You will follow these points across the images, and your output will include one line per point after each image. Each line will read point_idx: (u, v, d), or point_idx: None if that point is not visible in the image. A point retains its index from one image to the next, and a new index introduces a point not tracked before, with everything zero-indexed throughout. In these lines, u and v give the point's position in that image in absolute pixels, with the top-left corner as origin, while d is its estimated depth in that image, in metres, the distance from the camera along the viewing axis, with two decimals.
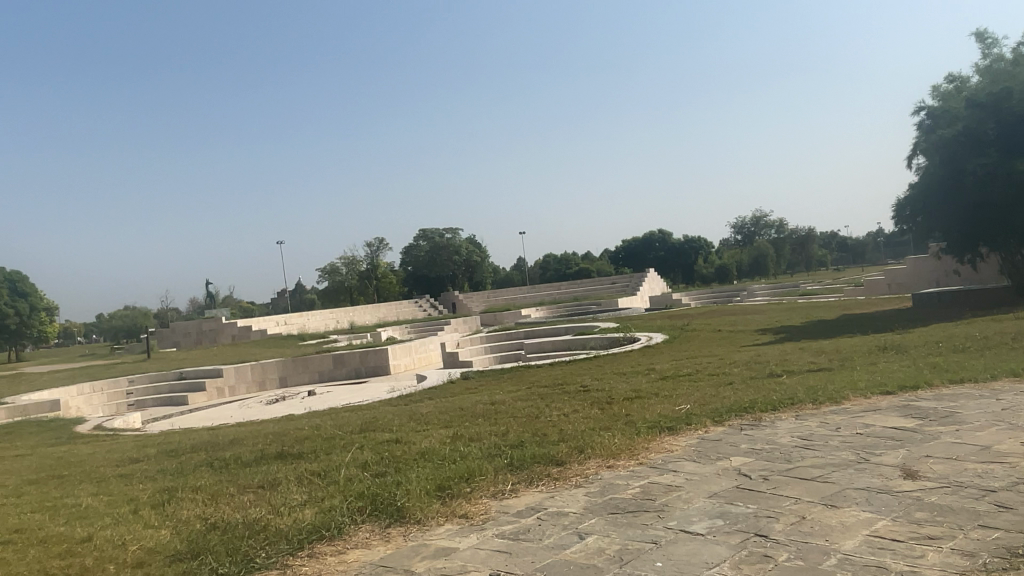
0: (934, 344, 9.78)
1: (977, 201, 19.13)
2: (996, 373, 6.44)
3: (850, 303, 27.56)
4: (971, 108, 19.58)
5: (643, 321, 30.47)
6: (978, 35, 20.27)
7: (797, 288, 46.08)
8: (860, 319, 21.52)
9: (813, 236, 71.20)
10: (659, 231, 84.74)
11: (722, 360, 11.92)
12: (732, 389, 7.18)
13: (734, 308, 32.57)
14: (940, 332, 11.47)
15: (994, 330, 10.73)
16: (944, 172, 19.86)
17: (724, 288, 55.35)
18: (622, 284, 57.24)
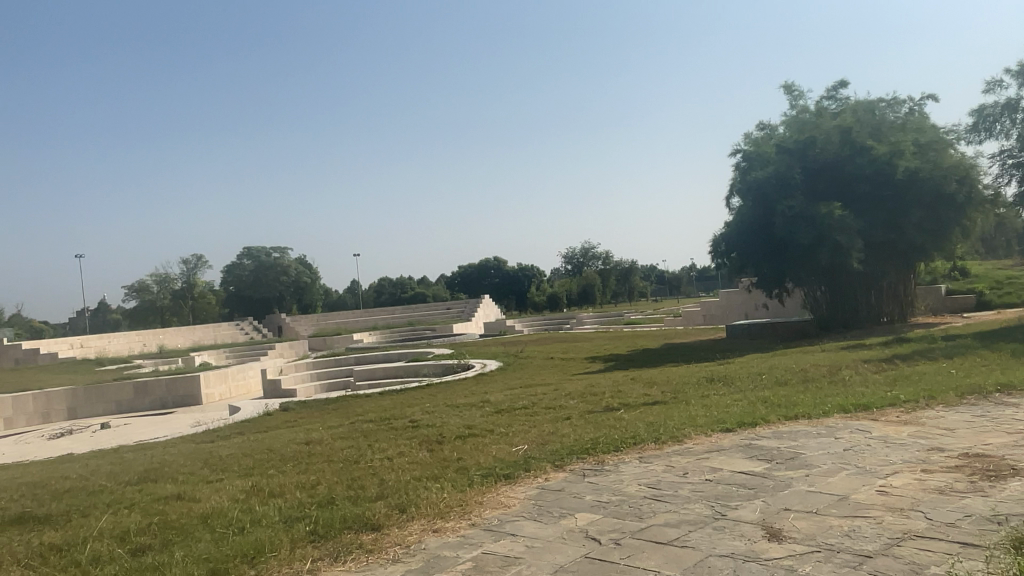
0: (759, 375, 9.95)
1: (785, 240, 20.57)
2: (827, 409, 6.39)
3: (672, 333, 28.84)
4: (781, 153, 21.18)
5: (477, 348, 30.10)
6: (787, 87, 22.07)
7: (622, 317, 48.06)
8: (683, 348, 22.41)
9: (636, 268, 75.19)
10: (493, 258, 85.90)
11: (556, 390, 11.53)
12: (571, 426, 6.66)
13: (565, 337, 33.12)
14: (759, 364, 11.85)
15: (807, 362, 11.22)
16: (756, 212, 21.23)
17: (555, 316, 56.78)
18: (457, 310, 56.98)
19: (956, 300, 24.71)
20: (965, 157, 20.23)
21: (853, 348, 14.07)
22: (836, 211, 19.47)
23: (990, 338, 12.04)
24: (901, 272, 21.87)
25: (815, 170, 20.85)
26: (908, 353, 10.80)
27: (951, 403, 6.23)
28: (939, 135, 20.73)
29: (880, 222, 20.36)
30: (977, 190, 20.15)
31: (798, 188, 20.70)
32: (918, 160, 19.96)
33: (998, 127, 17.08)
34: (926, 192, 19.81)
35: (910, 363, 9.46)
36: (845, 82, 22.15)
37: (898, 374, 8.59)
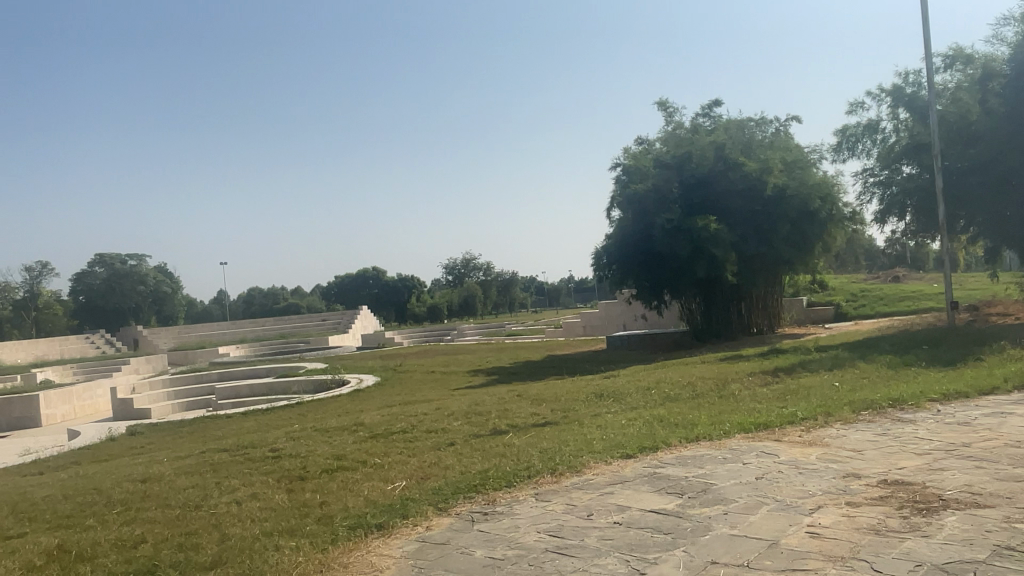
0: (648, 390, 9.59)
1: (663, 253, 20.76)
2: (727, 429, 5.98)
3: (553, 345, 28.72)
4: (658, 168, 21.41)
5: (353, 362, 28.72)
6: (662, 104, 22.43)
7: (503, 328, 47.88)
8: (566, 360, 22.21)
9: (516, 280, 75.49)
10: (372, 268, 83.85)
11: (437, 408, 10.73)
12: (455, 455, 5.92)
13: (446, 349, 32.34)
14: (645, 378, 11.58)
15: (693, 375, 11.04)
16: (636, 225, 21.29)
17: (436, 327, 55.94)
18: (333, 321, 54.88)
19: (818, 311, 26.02)
20: (827, 176, 21.30)
21: (732, 359, 14.20)
22: (711, 224, 19.86)
23: (860, 349, 12.41)
24: (769, 286, 22.69)
25: (691, 186, 21.24)
26: (788, 365, 10.85)
27: (851, 421, 6.00)
28: (803, 155, 21.75)
29: (751, 236, 20.99)
30: (837, 208, 21.25)
31: (675, 202, 20.99)
32: (786, 178, 20.80)
33: (860, 147, 18.06)
34: (793, 208, 20.64)
35: (794, 376, 9.42)
36: (718, 101, 22.84)
37: (787, 388, 8.44)
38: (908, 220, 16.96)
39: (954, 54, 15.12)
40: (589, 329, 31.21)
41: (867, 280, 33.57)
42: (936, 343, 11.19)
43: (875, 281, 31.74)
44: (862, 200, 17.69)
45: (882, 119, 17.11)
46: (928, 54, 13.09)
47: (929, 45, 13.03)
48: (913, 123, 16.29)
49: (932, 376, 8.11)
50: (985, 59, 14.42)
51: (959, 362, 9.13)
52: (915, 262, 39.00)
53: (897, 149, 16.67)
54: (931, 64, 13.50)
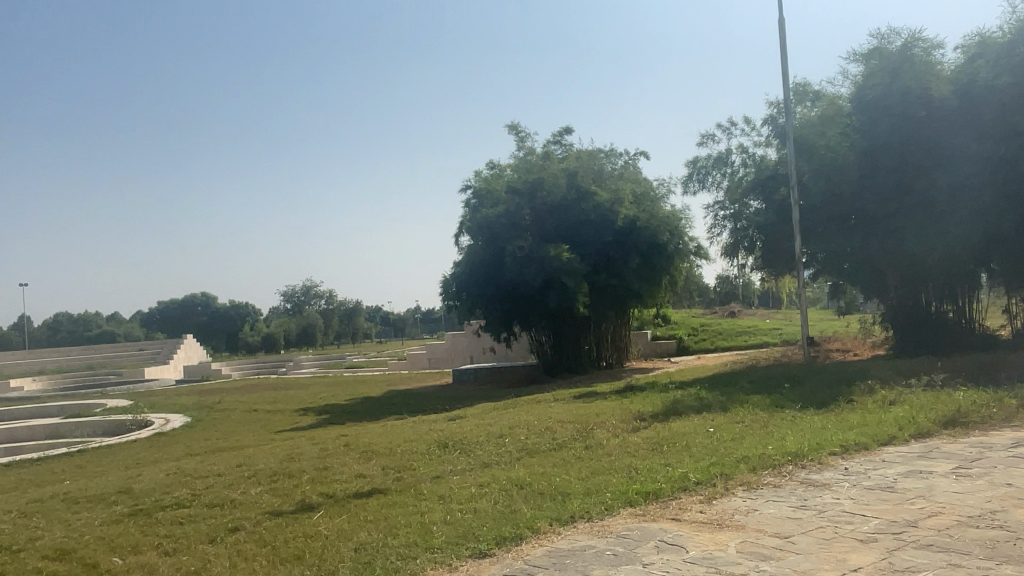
0: (501, 438, 8.10)
1: (513, 282, 19.57)
2: (609, 502, 4.58)
3: (395, 379, 26.78)
4: (510, 193, 20.24)
5: (163, 399, 25.16)
6: (514, 127, 21.40)
7: (343, 360, 45.09)
8: (409, 395, 20.42)
9: (360, 308, 72.26)
10: (200, 292, 77.44)
11: (242, 463, 8.62)
12: (230, 557, 4.10)
13: (279, 383, 29.47)
14: (494, 421, 10.13)
15: (547, 418, 9.72)
16: (486, 252, 19.91)
17: (270, 358, 51.95)
18: (150, 350, 49.35)
19: (662, 345, 25.99)
20: (675, 209, 21.16)
21: (587, 397, 13.15)
22: (564, 254, 18.97)
23: (719, 386, 11.74)
24: (618, 319, 22.14)
25: (542, 213, 20.27)
26: (650, 405, 9.84)
27: (755, 487, 4.81)
28: (652, 189, 21.47)
29: (601, 268, 20.35)
30: (683, 242, 21.12)
31: (527, 230, 19.94)
32: (636, 210, 20.39)
33: (711, 179, 17.97)
34: (644, 240, 20.33)
35: (662, 420, 8.33)
36: (569, 129, 22.16)
37: (660, 437, 7.27)
38: (755, 255, 16.80)
39: (801, 88, 15.06)
40: (434, 361, 29.85)
41: (707, 314, 34.55)
42: (796, 382, 10.65)
43: (713, 316, 32.59)
44: (712, 233, 17.49)
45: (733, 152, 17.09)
46: (783, 84, 12.87)
47: (785, 75, 12.83)
48: (766, 160, 16.50)
49: (814, 422, 7.28)
50: (829, 94, 14.36)
51: (831, 404, 8.44)
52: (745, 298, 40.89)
53: (745, 183, 16.68)
54: (786, 95, 13.46)
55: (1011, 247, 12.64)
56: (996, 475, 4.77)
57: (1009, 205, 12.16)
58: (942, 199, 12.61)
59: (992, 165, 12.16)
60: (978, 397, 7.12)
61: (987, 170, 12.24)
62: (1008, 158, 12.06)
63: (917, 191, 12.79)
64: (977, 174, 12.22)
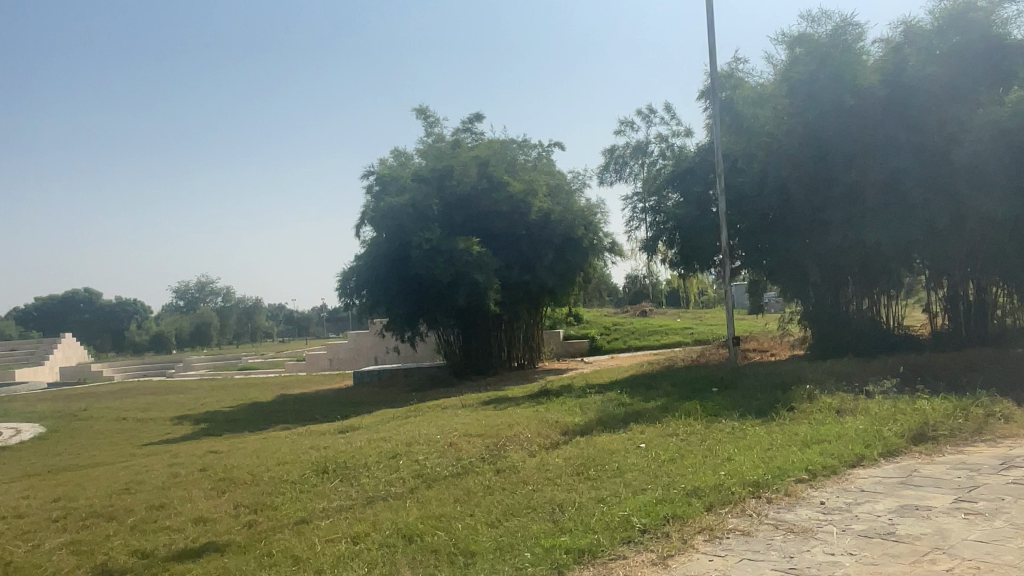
0: (395, 460, 6.70)
1: (419, 277, 18.06)
2: (529, 568, 3.30)
3: (292, 381, 24.82)
4: (416, 181, 18.64)
5: (22, 406, 22.29)
6: (421, 110, 19.88)
7: (239, 361, 42.38)
8: (303, 400, 18.68)
9: (260, 307, 68.75)
10: (83, 288, 71.82)
11: (66, 493, 6.86)
12: None
13: (161, 386, 26.93)
14: (390, 434, 8.72)
15: (452, 429, 8.38)
16: (390, 244, 18.22)
17: (158, 359, 48.34)
18: (21, 350, 44.95)
19: (574, 344, 25.14)
20: (590, 203, 20.20)
21: (498, 403, 11.92)
22: (474, 246, 17.62)
23: (640, 390, 10.77)
24: (532, 318, 21.04)
25: (451, 204, 18.80)
26: (569, 414, 8.68)
27: (721, 535, 3.64)
28: (566, 181, 20.37)
29: (513, 263, 19.17)
30: (598, 238, 20.18)
31: (435, 222, 18.35)
32: (550, 203, 19.31)
33: (628, 170, 17.09)
34: (558, 235, 19.28)
35: (585, 434, 7.15)
36: (480, 116, 20.80)
37: (584, 457, 6.05)
38: (674, 251, 15.97)
39: (725, 74, 14.29)
40: (335, 362, 28.08)
41: (618, 313, 34.15)
42: (725, 385, 9.78)
43: (624, 315, 32.06)
44: (630, 227, 16.56)
45: (651, 141, 16.23)
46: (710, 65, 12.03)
47: (711, 57, 12.00)
48: (685, 152, 15.75)
49: (762, 437, 6.26)
50: (754, 81, 13.64)
51: (771, 413, 7.50)
52: (653, 297, 40.80)
53: (664, 176, 15.85)
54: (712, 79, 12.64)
55: (938, 244, 12.14)
56: (1012, 513, 3.78)
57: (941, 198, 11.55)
58: (871, 193, 12.02)
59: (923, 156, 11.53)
60: (940, 408, 6.28)
61: (918, 161, 11.60)
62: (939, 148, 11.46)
63: (847, 182, 12.15)
64: (907, 165, 11.59)
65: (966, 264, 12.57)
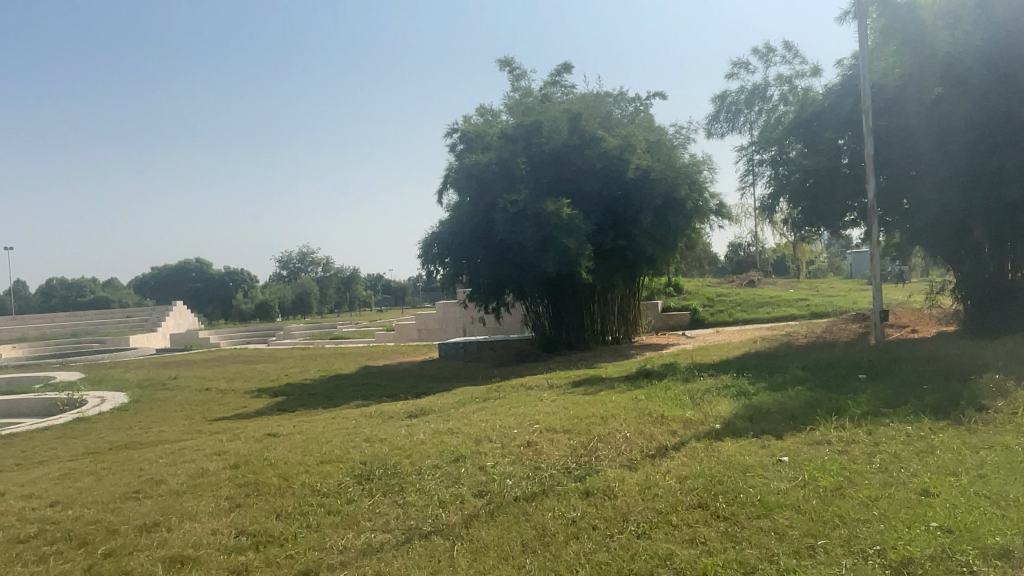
0: (458, 466, 5.31)
1: (504, 242, 16.58)
2: None
3: (379, 352, 24.12)
4: (503, 139, 17.02)
5: (121, 372, 22.55)
6: (505, 62, 18.27)
7: (335, 329, 42.62)
8: (384, 374, 17.73)
9: (358, 276, 69.55)
10: (194, 258, 74.85)
11: (80, 489, 5.86)
12: None
13: (255, 355, 26.93)
14: (461, 423, 7.35)
15: (532, 422, 6.94)
16: (475, 208, 16.77)
17: (260, 325, 49.44)
18: (137, 317, 46.91)
19: (675, 316, 23.21)
20: (693, 160, 18.13)
21: (590, 384, 10.39)
22: (565, 209, 15.96)
23: (760, 374, 8.99)
24: (627, 289, 19.34)
25: (540, 163, 17.12)
26: (676, 407, 7.04)
27: None
28: (666, 137, 18.35)
29: (608, 228, 17.38)
30: (703, 199, 18.13)
31: (522, 182, 16.78)
32: (649, 160, 17.37)
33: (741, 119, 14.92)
34: (658, 195, 17.34)
35: (701, 441, 5.53)
36: (570, 66, 18.94)
37: (703, 475, 4.45)
38: (796, 210, 13.79)
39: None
40: (423, 333, 27.25)
41: (723, 282, 31.71)
42: (872, 371, 7.86)
43: (729, 285, 29.64)
44: (744, 183, 14.46)
45: (770, 84, 14.01)
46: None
47: None
48: (811, 94, 13.51)
49: (958, 453, 4.47)
50: None
51: (951, 414, 5.65)
52: (761, 267, 37.95)
53: (785, 124, 13.65)
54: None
55: None
56: None
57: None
58: None
59: None
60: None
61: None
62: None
63: None
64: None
65: None
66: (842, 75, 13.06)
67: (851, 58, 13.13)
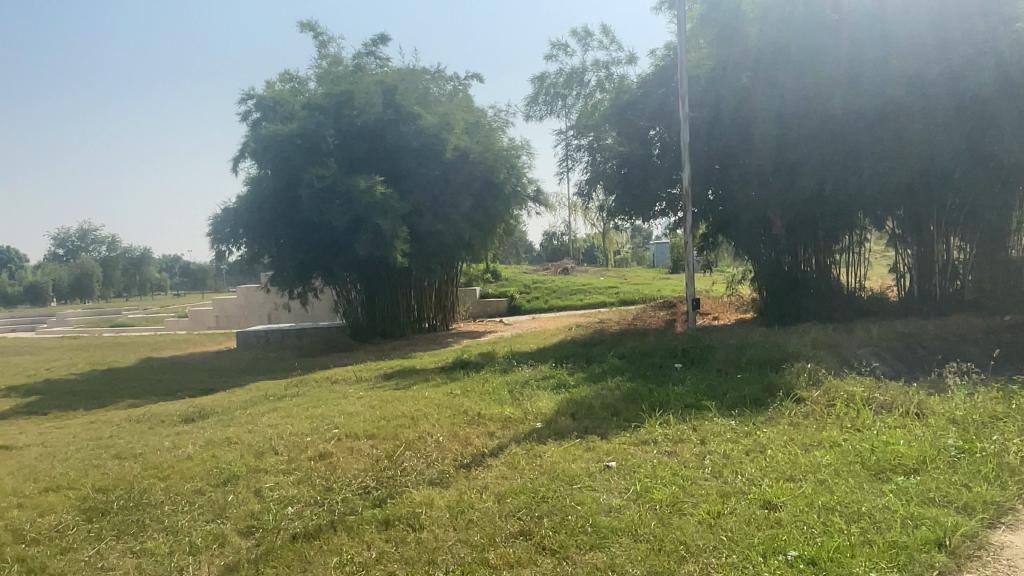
0: (228, 492, 4.30)
1: (311, 221, 15.21)
2: None
3: (168, 341, 21.62)
4: (309, 109, 15.55)
5: None
6: (310, 25, 16.75)
7: (121, 315, 38.17)
8: (170, 366, 15.71)
9: (151, 257, 63.15)
10: None
11: None
12: None
13: (14, 345, 23.15)
14: (245, 430, 6.21)
15: (329, 427, 5.96)
16: (277, 183, 15.20)
17: (27, 309, 43.18)
18: None
19: (492, 303, 22.90)
20: (512, 144, 17.76)
21: (401, 377, 9.53)
22: (377, 187, 14.88)
23: (579, 364, 8.61)
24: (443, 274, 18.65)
25: (351, 137, 15.87)
26: (493, 403, 6.38)
27: None
28: (485, 118, 17.80)
29: (425, 210, 16.49)
30: (521, 184, 17.84)
31: (330, 157, 15.44)
32: (468, 140, 16.72)
33: (560, 103, 14.65)
34: (476, 177, 16.78)
35: (521, 446, 4.88)
36: (385, 37, 17.80)
37: (522, 491, 3.80)
38: (611, 198, 13.78)
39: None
40: (222, 320, 24.89)
41: (538, 269, 32.05)
42: (689, 361, 7.72)
43: (543, 273, 29.96)
44: (561, 169, 14.23)
45: (588, 69, 13.85)
46: None
47: None
48: (626, 82, 13.53)
49: (790, 453, 4.18)
50: None
51: (771, 406, 5.47)
52: (574, 257, 39.03)
53: (602, 110, 13.56)
54: None
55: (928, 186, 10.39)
56: None
57: (943, 135, 9.49)
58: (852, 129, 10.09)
59: (923, 83, 9.42)
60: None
61: (922, 89, 9.45)
62: (945, 73, 9.30)
63: (824, 116, 10.15)
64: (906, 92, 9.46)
65: (943, 217, 11.01)
66: (655, 64, 13.17)
67: (664, 48, 13.28)
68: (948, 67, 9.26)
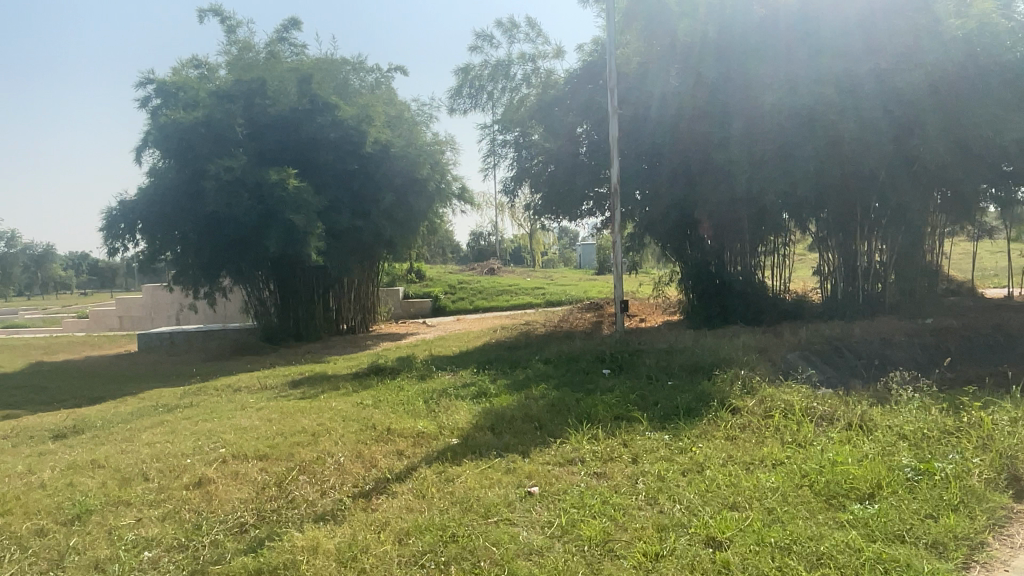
0: (77, 534, 3.57)
1: (218, 216, 14.18)
2: None
3: (62, 344, 19.99)
4: (215, 96, 14.51)
5: None
6: (216, 8, 15.69)
7: (15, 316, 35.54)
8: (59, 372, 14.37)
9: (52, 254, 59.33)
10: None
11: None
12: None
13: None
14: (117, 450, 5.40)
15: (215, 446, 5.23)
16: (181, 174, 14.10)
17: None
18: None
19: (415, 304, 22.18)
20: (435, 139, 17.13)
21: (310, 384, 8.79)
22: (291, 180, 14.01)
23: (502, 370, 8.10)
24: (363, 274, 17.85)
25: (262, 127, 14.89)
26: (405, 417, 5.78)
27: None
28: (407, 112, 17.11)
29: (343, 206, 15.68)
30: (445, 181, 17.22)
31: (239, 147, 14.44)
32: (389, 134, 15.98)
33: (484, 96, 14.08)
34: (398, 173, 16.08)
35: (433, 467, 4.31)
36: (298, 24, 16.89)
37: (428, 528, 3.22)
38: (537, 196, 13.34)
39: None
40: (125, 321, 23.30)
41: (464, 269, 31.45)
42: (617, 366, 7.30)
43: (469, 273, 29.41)
44: (486, 164, 13.69)
45: (512, 62, 13.37)
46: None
47: None
48: (552, 77, 13.13)
49: (731, 474, 3.76)
50: None
51: (705, 416, 5.09)
52: (500, 256, 38.71)
53: (527, 106, 13.12)
54: None
55: (855, 188, 10.34)
56: None
57: (871, 137, 9.37)
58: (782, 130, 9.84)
59: (851, 84, 9.25)
60: (999, 422, 4.02)
61: (850, 90, 9.25)
62: (873, 75, 9.14)
63: (754, 115, 9.90)
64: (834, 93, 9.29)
65: (867, 219, 11.03)
66: (580, 60, 12.81)
67: (590, 43, 12.94)
68: (876, 68, 9.11)
